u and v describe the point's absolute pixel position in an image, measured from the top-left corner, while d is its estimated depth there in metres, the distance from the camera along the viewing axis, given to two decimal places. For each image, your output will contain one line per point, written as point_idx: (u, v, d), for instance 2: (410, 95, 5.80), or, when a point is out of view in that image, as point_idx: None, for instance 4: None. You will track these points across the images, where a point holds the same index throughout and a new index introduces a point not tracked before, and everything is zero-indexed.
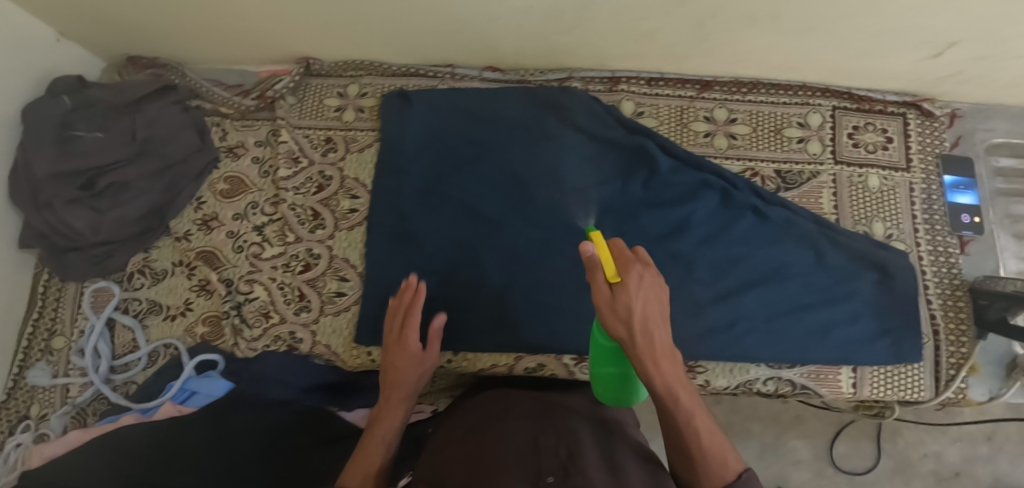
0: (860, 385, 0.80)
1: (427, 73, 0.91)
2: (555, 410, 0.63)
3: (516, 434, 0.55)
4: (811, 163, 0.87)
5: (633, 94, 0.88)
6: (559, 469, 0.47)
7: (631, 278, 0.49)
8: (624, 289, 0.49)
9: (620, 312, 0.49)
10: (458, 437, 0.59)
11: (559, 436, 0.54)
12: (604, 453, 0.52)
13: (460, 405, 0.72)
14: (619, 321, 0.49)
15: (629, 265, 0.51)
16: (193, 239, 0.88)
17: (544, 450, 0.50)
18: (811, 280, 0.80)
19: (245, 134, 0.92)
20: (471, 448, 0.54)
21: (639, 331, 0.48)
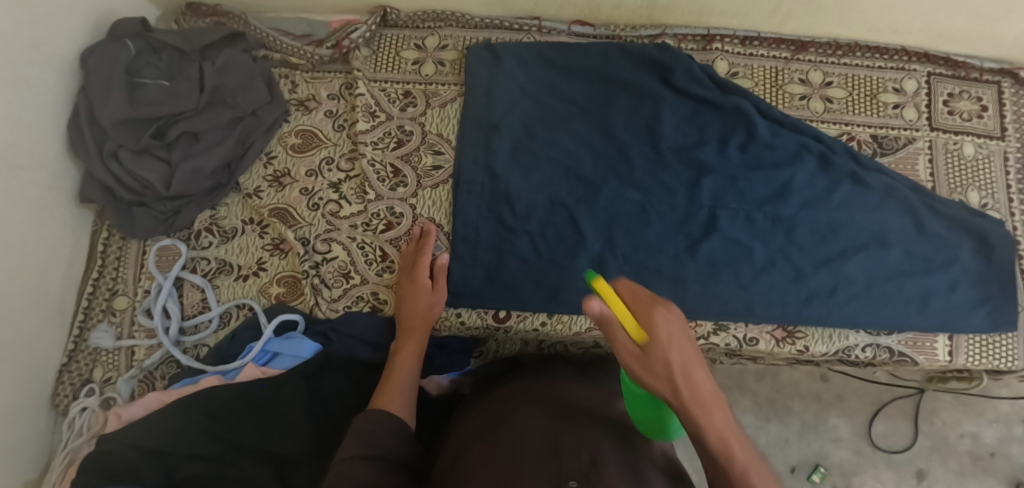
0: (956, 354, 0.79)
1: (512, 26, 0.87)
2: (580, 410, 0.59)
3: (539, 434, 0.53)
4: (907, 129, 0.85)
5: (727, 54, 0.86)
6: (583, 475, 0.45)
7: (661, 328, 0.42)
8: (654, 342, 0.42)
9: (662, 370, 0.42)
10: (484, 434, 0.57)
11: (587, 439, 0.52)
12: (627, 459, 0.50)
13: (494, 395, 0.68)
14: (656, 376, 0.43)
15: (649, 310, 0.44)
16: (265, 196, 0.84)
17: (566, 452, 0.48)
18: (912, 248, 0.80)
19: (319, 87, 0.87)
20: (490, 444, 0.53)
21: (681, 383, 0.42)
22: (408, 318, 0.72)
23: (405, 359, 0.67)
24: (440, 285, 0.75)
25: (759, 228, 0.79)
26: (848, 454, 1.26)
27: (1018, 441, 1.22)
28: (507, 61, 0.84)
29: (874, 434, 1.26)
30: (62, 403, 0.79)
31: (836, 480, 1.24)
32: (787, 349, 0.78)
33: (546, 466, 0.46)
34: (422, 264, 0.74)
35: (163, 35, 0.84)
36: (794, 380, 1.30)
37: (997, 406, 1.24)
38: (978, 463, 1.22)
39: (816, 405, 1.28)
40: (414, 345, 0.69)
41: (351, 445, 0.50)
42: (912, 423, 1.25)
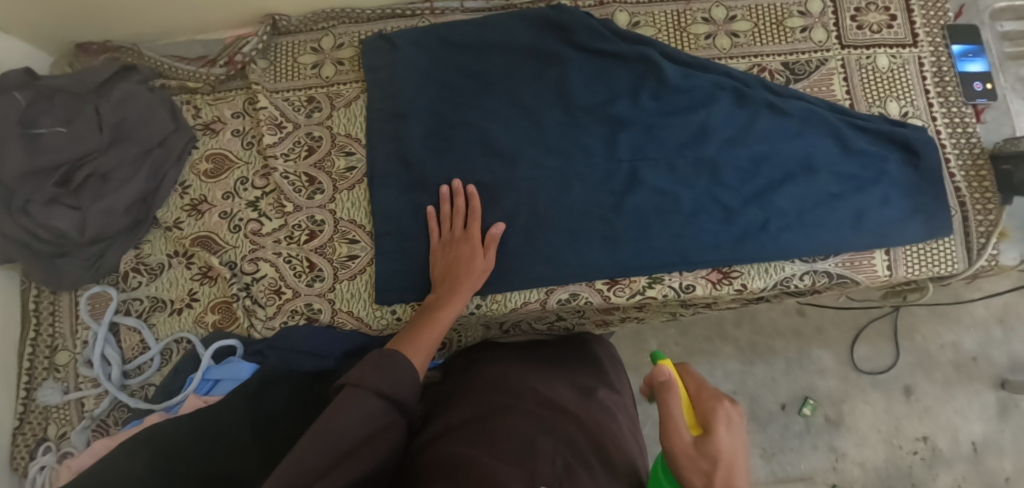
0: (895, 267, 0.78)
1: (405, 13, 0.85)
2: (559, 403, 0.64)
3: (518, 431, 0.57)
4: (818, 51, 0.84)
5: (625, 5, 0.84)
6: (554, 481, 0.51)
7: (717, 423, 0.47)
8: (711, 433, 0.46)
9: (705, 463, 0.44)
10: (469, 422, 0.60)
11: (563, 442, 0.57)
12: (596, 464, 0.56)
13: (480, 377, 0.72)
14: (698, 473, 0.44)
15: (711, 406, 0.49)
16: (185, 226, 0.82)
17: (541, 454, 0.54)
18: (839, 168, 0.78)
19: (222, 107, 0.85)
20: (472, 439, 0.56)
21: (721, 479, 0.43)
22: (450, 279, 0.71)
23: (444, 316, 0.67)
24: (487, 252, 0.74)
25: (684, 173, 0.77)
26: (835, 382, 1.32)
27: (999, 343, 1.32)
28: (404, 48, 0.81)
29: (858, 358, 1.33)
30: (20, 465, 0.78)
31: (828, 410, 1.31)
32: (725, 290, 0.76)
33: (520, 468, 0.51)
34: (473, 226, 0.74)
35: (54, 81, 0.80)
36: (773, 321, 1.36)
37: (973, 311, 1.33)
38: (962, 368, 1.31)
39: (798, 341, 1.35)
40: (456, 307, 0.68)
41: (370, 376, 0.51)
42: (894, 344, 1.33)
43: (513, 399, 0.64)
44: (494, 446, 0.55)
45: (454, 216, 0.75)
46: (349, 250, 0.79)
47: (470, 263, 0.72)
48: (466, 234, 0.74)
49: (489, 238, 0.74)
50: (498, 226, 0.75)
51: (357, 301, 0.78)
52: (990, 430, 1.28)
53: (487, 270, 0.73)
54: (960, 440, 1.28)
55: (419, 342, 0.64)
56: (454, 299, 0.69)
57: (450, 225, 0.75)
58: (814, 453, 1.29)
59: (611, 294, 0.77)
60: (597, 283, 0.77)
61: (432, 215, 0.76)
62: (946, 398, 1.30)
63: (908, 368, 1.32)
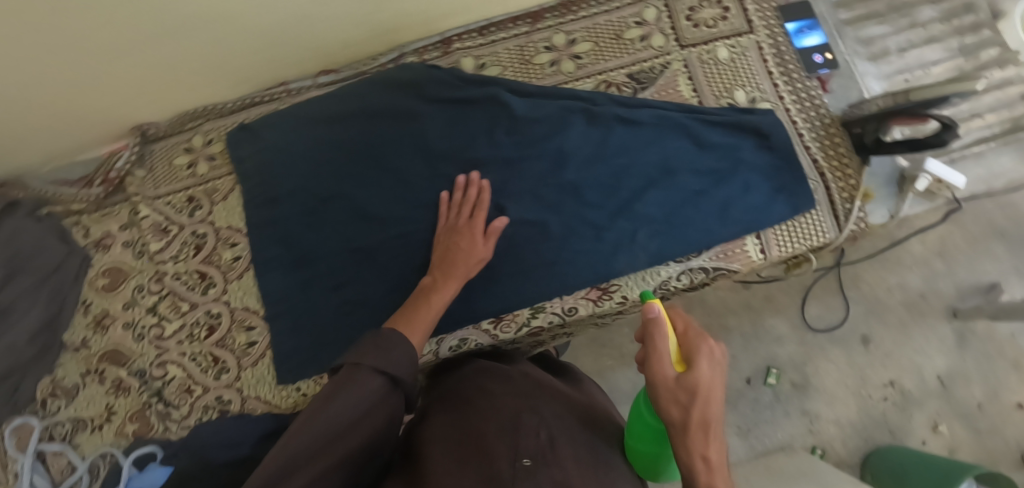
0: (768, 249, 0.81)
1: (264, 98, 0.89)
2: (547, 387, 0.68)
3: (504, 411, 0.60)
4: (659, 56, 0.87)
5: (469, 50, 0.88)
6: (537, 453, 0.53)
7: (701, 361, 0.48)
8: (694, 370, 0.48)
9: (684, 395, 0.47)
10: (464, 401, 0.65)
11: (553, 418, 0.61)
12: (578, 441, 0.59)
13: (469, 366, 0.75)
14: (677, 405, 0.47)
15: (695, 343, 0.51)
16: (93, 343, 0.85)
17: (525, 429, 0.56)
18: (697, 165, 0.80)
19: (110, 223, 0.88)
20: (471, 418, 0.60)
21: (695, 411, 0.46)
22: (450, 262, 0.74)
23: (439, 298, 0.70)
24: (488, 244, 0.76)
25: (548, 201, 0.80)
26: (794, 347, 1.33)
27: (942, 275, 1.33)
28: (266, 133, 0.85)
29: (809, 318, 1.33)
30: None
31: (793, 376, 1.32)
32: (608, 305, 0.79)
33: (507, 440, 0.54)
34: (479, 217, 0.76)
35: None
36: (721, 300, 1.36)
37: (911, 250, 1.34)
38: (913, 307, 1.32)
39: (749, 315, 1.35)
40: (449, 292, 0.71)
41: (370, 355, 0.55)
42: (841, 297, 1.34)
43: (498, 384, 0.67)
44: (485, 423, 0.59)
45: (463, 204, 0.77)
46: (247, 337, 0.82)
47: (468, 252, 0.74)
48: (471, 222, 0.76)
49: (490, 230, 0.76)
50: (499, 220, 0.76)
51: (262, 385, 0.81)
52: (952, 361, 1.29)
53: (483, 260, 0.75)
54: (926, 377, 1.29)
55: (414, 323, 0.66)
56: (449, 283, 0.72)
57: (457, 212, 0.78)
58: (790, 420, 1.30)
59: (498, 332, 0.79)
60: (483, 324, 0.79)
61: (443, 202, 0.78)
62: (904, 340, 1.31)
63: (861, 317, 1.33)
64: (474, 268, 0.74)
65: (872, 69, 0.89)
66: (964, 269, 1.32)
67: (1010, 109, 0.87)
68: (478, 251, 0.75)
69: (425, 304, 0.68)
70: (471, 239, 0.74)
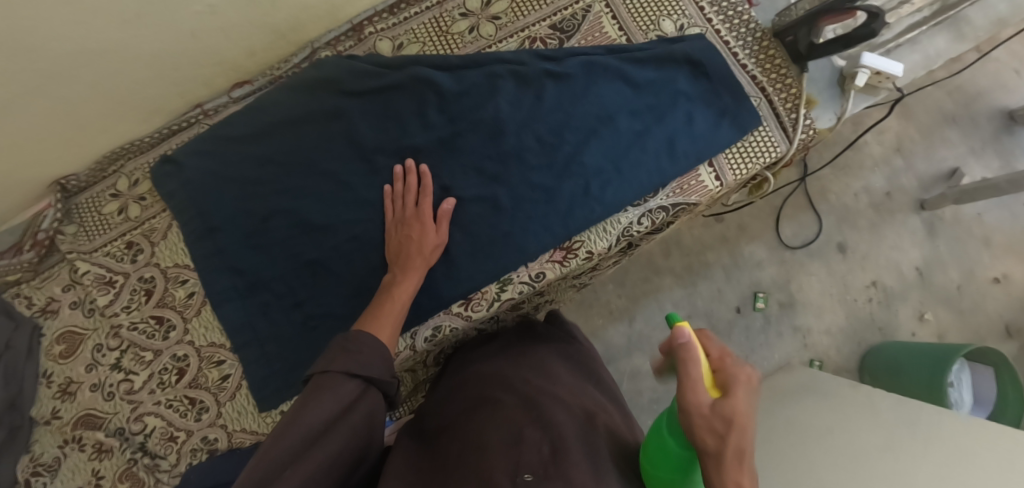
0: (722, 176, 0.79)
1: (182, 124, 0.84)
2: (548, 391, 0.62)
3: (506, 425, 0.54)
4: (580, 1, 0.84)
5: (383, 32, 0.83)
6: (540, 468, 0.47)
7: (738, 391, 0.41)
8: (731, 398, 0.40)
9: (720, 424, 0.39)
10: (461, 422, 0.58)
11: (553, 421, 0.55)
12: (584, 448, 0.53)
13: (472, 376, 0.71)
14: (711, 433, 0.39)
15: (731, 371, 0.43)
16: (64, 412, 0.81)
17: (527, 443, 0.50)
18: (635, 106, 0.79)
19: (52, 287, 0.84)
20: (466, 438, 0.54)
21: (732, 442, 0.39)
22: (407, 254, 0.73)
23: (401, 291, 0.69)
24: (442, 228, 0.75)
25: (492, 173, 0.78)
26: (777, 268, 1.33)
27: (903, 171, 1.33)
28: (188, 163, 0.80)
29: (786, 237, 1.33)
30: None
31: (780, 296, 1.32)
32: (574, 264, 0.78)
33: (506, 458, 0.48)
34: (425, 203, 0.75)
35: None
36: (697, 238, 1.34)
37: (870, 151, 1.35)
38: (881, 206, 1.33)
39: (727, 246, 1.34)
40: (412, 283, 0.71)
41: (339, 360, 0.51)
42: (812, 211, 1.33)
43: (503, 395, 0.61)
44: (481, 440, 0.52)
45: (406, 194, 0.76)
46: (219, 371, 0.79)
47: (421, 241, 0.73)
48: (418, 211, 0.75)
49: (440, 214, 0.75)
50: (447, 201, 0.74)
51: (245, 416, 0.78)
52: (927, 251, 1.31)
53: (439, 245, 0.74)
54: (905, 271, 1.31)
55: (381, 318, 0.65)
56: (409, 275, 0.71)
57: (403, 204, 0.76)
58: (784, 340, 1.30)
59: (472, 312, 0.78)
60: (454, 308, 0.78)
61: (387, 197, 0.77)
62: (877, 240, 1.32)
63: (834, 226, 1.33)
64: (434, 254, 0.74)
65: None
66: (921, 159, 1.33)
67: None
68: (433, 236, 0.74)
69: (388, 299, 0.68)
70: (423, 227, 0.73)
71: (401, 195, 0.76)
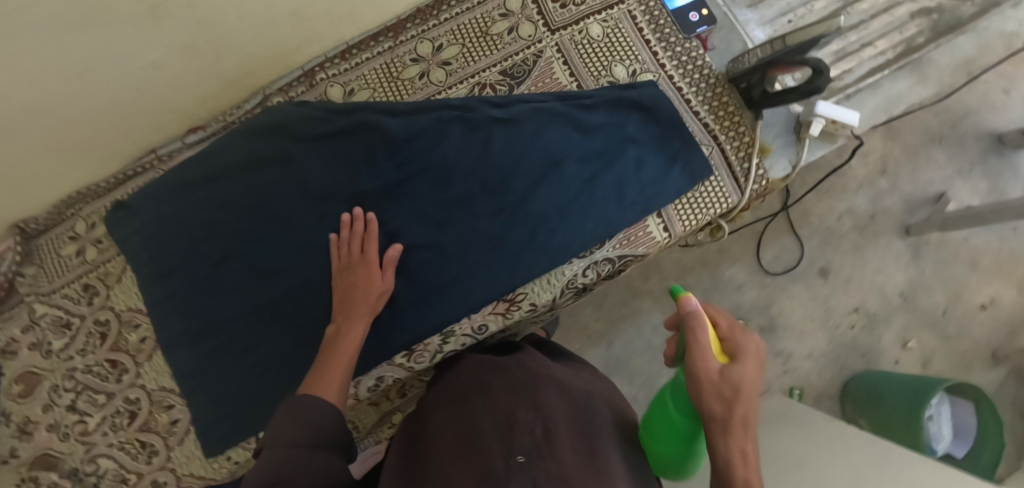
0: (670, 227, 0.79)
1: (137, 170, 0.85)
2: (544, 374, 0.59)
3: (499, 408, 0.52)
4: (531, 46, 0.83)
5: (334, 78, 0.84)
6: (533, 450, 0.45)
7: (744, 356, 0.44)
8: (739, 364, 0.43)
9: (728, 391, 0.42)
10: (455, 408, 0.57)
11: (542, 405, 0.52)
12: (576, 431, 0.51)
13: (466, 364, 0.68)
14: (719, 399, 0.42)
15: (740, 340, 0.46)
16: (21, 452, 0.82)
17: (520, 426, 0.48)
18: (582, 154, 0.78)
19: (11, 327, 0.85)
20: (462, 427, 0.52)
21: (738, 405, 0.41)
22: (351, 302, 0.71)
23: (347, 342, 0.67)
24: (388, 272, 0.74)
25: (438, 221, 0.77)
26: (757, 293, 1.28)
27: (887, 193, 1.29)
28: (142, 208, 0.81)
29: (766, 261, 1.28)
30: None
31: (761, 319, 1.26)
32: (517, 316, 0.78)
33: (498, 443, 0.46)
34: (370, 248, 0.74)
35: None
36: (677, 261, 1.30)
37: (854, 173, 1.31)
38: (865, 229, 1.29)
39: (708, 269, 1.29)
40: (358, 331, 0.68)
41: (293, 425, 0.50)
42: (793, 234, 1.29)
43: (498, 378, 0.58)
44: (477, 425, 0.50)
45: (352, 240, 0.75)
46: (169, 415, 0.81)
47: (368, 287, 0.72)
48: (364, 258, 0.74)
49: (386, 259, 0.74)
50: (393, 246, 0.75)
51: (194, 460, 0.80)
52: (912, 275, 1.27)
53: (385, 291, 0.73)
54: (889, 295, 1.26)
55: (328, 373, 0.62)
56: (354, 325, 0.69)
57: (348, 250, 0.75)
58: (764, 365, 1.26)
59: (414, 363, 0.79)
60: (397, 359, 0.79)
61: (331, 244, 0.76)
62: (861, 262, 1.28)
63: (816, 249, 1.29)
64: (381, 300, 0.73)
65: (753, 16, 0.86)
66: (905, 181, 1.29)
67: (900, 31, 0.86)
68: (381, 280, 0.73)
69: (332, 354, 0.65)
70: (370, 271, 0.73)
71: (346, 241, 0.76)
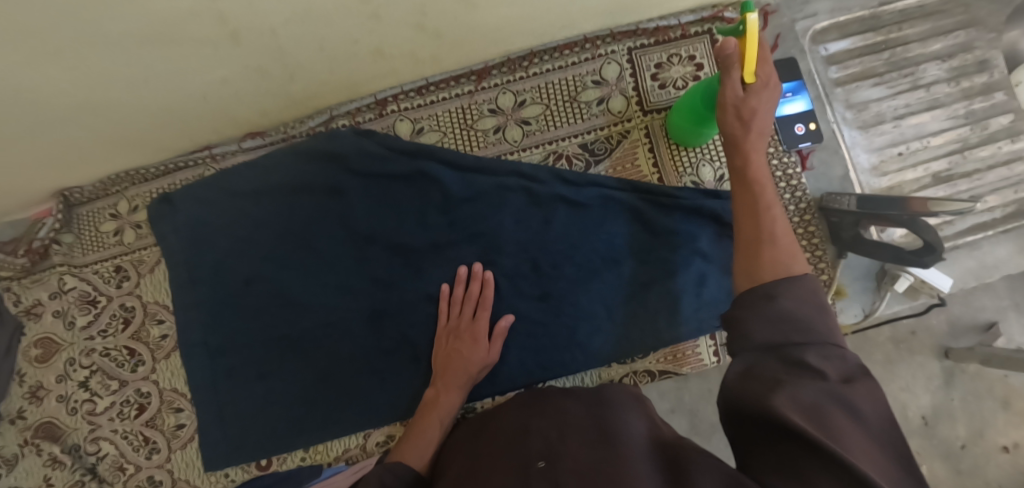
0: (721, 351, 0.76)
1: (188, 163, 0.83)
2: (551, 391, 0.57)
3: (512, 427, 0.50)
4: (618, 123, 0.78)
5: (405, 112, 0.80)
6: (547, 453, 0.42)
7: (762, 83, 0.55)
8: (757, 91, 0.55)
9: (744, 113, 0.55)
10: (471, 440, 0.54)
11: (552, 416, 0.49)
12: (595, 421, 0.47)
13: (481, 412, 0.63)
14: (736, 118, 0.56)
15: (765, 73, 0.55)
16: (28, 415, 0.82)
17: (530, 435, 0.46)
18: (646, 257, 0.73)
19: (39, 291, 0.84)
20: (480, 452, 0.50)
21: (749, 125, 0.55)
22: (449, 368, 0.68)
23: (437, 414, 0.64)
24: (495, 345, 0.70)
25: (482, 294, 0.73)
26: None
27: None
28: (186, 206, 0.79)
29: None
30: None
31: None
32: None
33: (511, 458, 0.44)
34: (482, 317, 0.70)
35: None
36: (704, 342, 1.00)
37: None
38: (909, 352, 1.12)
39: None
40: (451, 405, 0.65)
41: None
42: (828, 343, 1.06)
43: (506, 405, 0.57)
44: (491, 448, 0.49)
45: (465, 301, 0.72)
46: (176, 418, 0.80)
47: (470, 360, 0.68)
48: (473, 324, 0.70)
49: (496, 331, 0.71)
50: (505, 318, 0.71)
51: (192, 468, 0.79)
52: None
53: (487, 366, 0.69)
54: None
55: (412, 445, 0.59)
56: (446, 395, 0.66)
57: (459, 310, 0.72)
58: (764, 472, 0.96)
59: None
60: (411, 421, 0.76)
61: (443, 297, 0.72)
62: None
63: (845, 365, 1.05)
64: (480, 373, 0.69)
65: (862, 139, 0.79)
66: None
67: (1016, 190, 0.78)
68: (485, 354, 0.69)
69: (419, 425, 0.62)
70: (476, 340, 0.69)
71: (460, 300, 0.72)
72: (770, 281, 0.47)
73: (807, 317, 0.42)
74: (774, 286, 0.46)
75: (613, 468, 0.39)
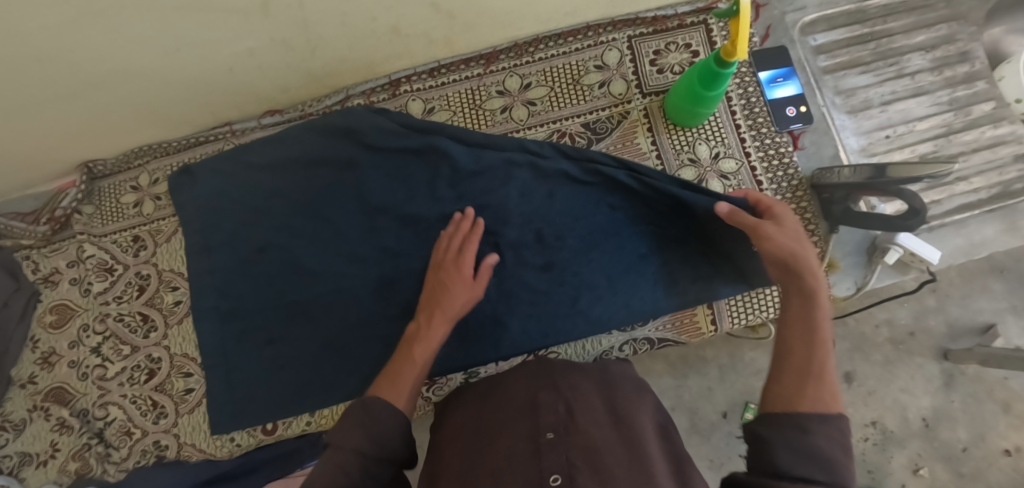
0: (719, 320, 0.79)
1: (208, 138, 0.87)
2: (562, 366, 0.59)
3: (521, 394, 0.53)
4: (619, 104, 0.82)
5: (417, 93, 0.85)
6: (561, 426, 0.47)
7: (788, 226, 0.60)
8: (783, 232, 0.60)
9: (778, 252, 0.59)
10: (476, 405, 0.57)
11: (562, 389, 0.52)
12: (605, 408, 0.51)
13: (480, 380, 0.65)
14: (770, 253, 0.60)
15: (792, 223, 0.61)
16: (40, 380, 0.84)
17: (542, 407, 0.49)
18: (646, 228, 0.76)
19: (58, 259, 0.87)
20: (486, 420, 0.52)
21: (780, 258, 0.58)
22: (436, 304, 0.69)
23: (422, 349, 0.64)
24: (481, 278, 0.71)
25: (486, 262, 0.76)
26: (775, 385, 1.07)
27: None
28: (205, 178, 0.82)
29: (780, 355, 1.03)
30: None
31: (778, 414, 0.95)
32: None
33: (522, 426, 0.47)
34: (468, 252, 0.72)
35: None
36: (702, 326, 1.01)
37: None
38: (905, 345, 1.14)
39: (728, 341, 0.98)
40: (436, 338, 0.65)
41: (353, 434, 0.50)
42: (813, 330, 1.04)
43: (513, 373, 0.59)
44: (499, 416, 0.51)
45: (454, 238, 0.74)
46: (185, 383, 0.82)
47: (456, 294, 0.69)
48: (459, 259, 0.72)
49: (482, 267, 0.72)
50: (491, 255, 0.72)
51: (198, 433, 0.80)
52: None
53: (473, 298, 0.70)
54: None
55: (396, 382, 0.59)
56: (432, 331, 0.66)
57: (447, 248, 0.74)
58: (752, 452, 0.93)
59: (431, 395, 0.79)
60: None
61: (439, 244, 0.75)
62: None
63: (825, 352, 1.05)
64: (466, 306, 0.69)
65: (851, 123, 0.84)
66: None
67: (999, 173, 0.82)
68: (471, 288, 0.70)
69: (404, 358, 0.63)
70: (461, 274, 0.70)
71: (449, 239, 0.74)
72: (805, 410, 0.44)
73: (837, 454, 0.40)
74: (808, 417, 0.43)
75: (623, 455, 0.44)
